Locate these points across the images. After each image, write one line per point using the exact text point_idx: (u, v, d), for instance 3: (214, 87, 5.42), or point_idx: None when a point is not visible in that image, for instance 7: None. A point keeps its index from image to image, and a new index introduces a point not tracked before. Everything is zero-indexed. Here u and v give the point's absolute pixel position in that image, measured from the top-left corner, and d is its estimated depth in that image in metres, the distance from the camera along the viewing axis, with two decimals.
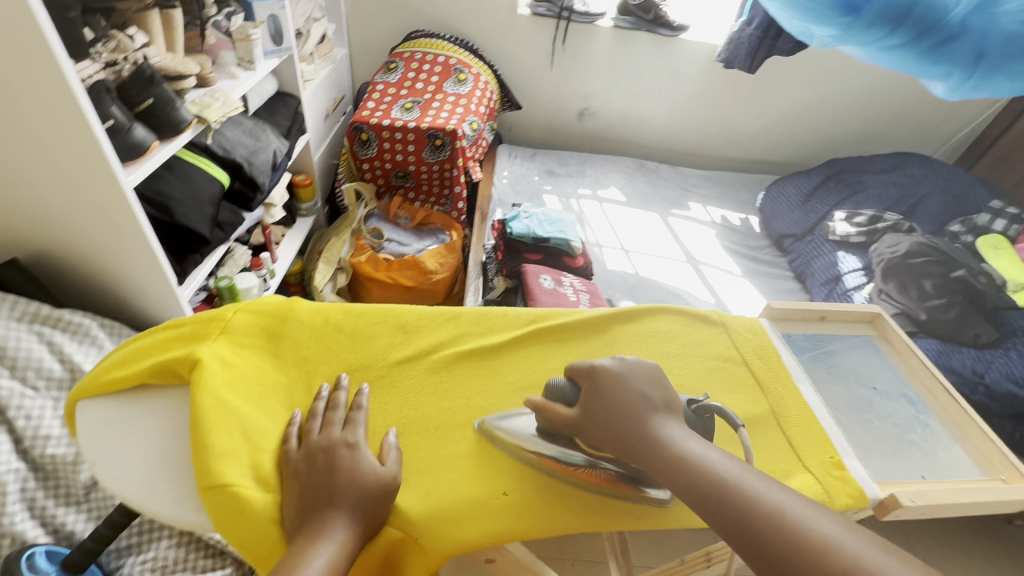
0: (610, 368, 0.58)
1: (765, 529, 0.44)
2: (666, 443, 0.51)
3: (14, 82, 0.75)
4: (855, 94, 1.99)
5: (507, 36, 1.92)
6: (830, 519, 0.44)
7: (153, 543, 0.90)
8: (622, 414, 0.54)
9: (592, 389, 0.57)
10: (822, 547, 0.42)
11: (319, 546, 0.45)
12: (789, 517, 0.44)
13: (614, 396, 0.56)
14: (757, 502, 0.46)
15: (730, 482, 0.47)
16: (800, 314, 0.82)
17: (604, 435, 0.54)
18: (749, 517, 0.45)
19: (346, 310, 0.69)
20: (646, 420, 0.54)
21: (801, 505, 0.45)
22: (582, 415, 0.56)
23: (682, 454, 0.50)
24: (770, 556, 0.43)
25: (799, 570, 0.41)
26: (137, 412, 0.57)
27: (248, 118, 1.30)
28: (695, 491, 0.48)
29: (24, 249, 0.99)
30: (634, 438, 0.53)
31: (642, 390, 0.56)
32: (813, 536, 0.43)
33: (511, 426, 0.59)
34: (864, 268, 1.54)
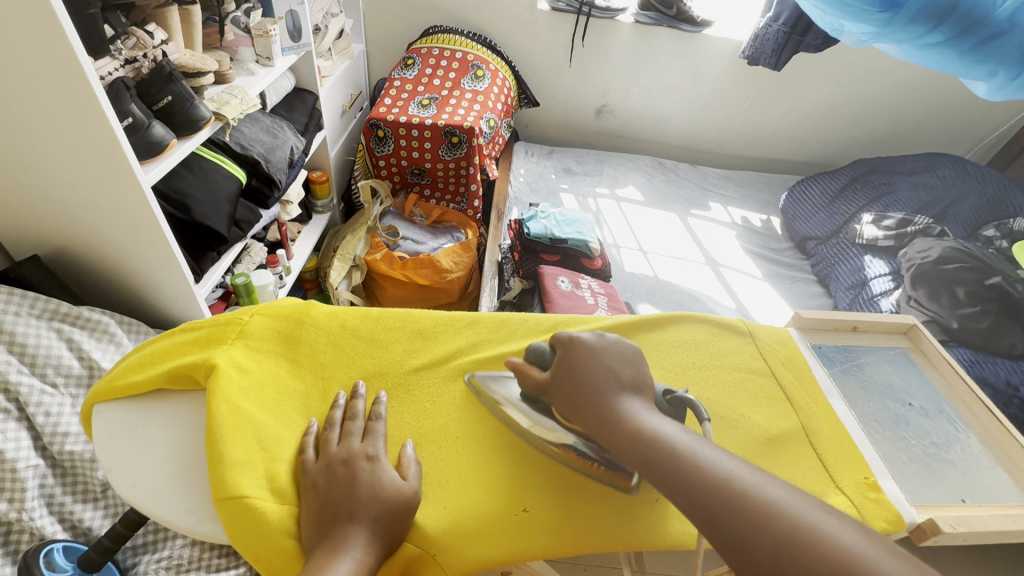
0: (587, 340, 0.58)
1: (714, 494, 0.43)
2: (623, 418, 0.51)
3: (36, 80, 0.75)
4: (884, 92, 1.93)
5: (526, 31, 1.89)
6: (779, 484, 0.43)
7: (168, 542, 0.91)
8: (585, 382, 0.55)
9: (564, 358, 0.58)
10: (771, 509, 0.40)
11: (338, 561, 0.44)
12: (738, 482, 0.43)
13: (582, 364, 0.56)
14: (706, 468, 0.44)
15: (680, 450, 0.46)
16: (831, 324, 0.78)
17: (569, 403, 0.55)
18: (697, 482, 0.44)
19: (363, 314, 0.68)
20: (608, 397, 0.53)
21: (751, 471, 0.44)
22: (551, 380, 0.57)
23: (636, 426, 0.50)
24: (717, 519, 0.42)
25: (742, 533, 0.40)
26: (153, 418, 0.57)
27: (265, 115, 1.29)
28: (645, 459, 0.47)
29: (45, 247, 1.00)
30: (594, 415, 0.52)
31: (612, 366, 0.56)
32: (759, 500, 0.41)
33: (500, 388, 0.62)
34: (892, 273, 1.48)
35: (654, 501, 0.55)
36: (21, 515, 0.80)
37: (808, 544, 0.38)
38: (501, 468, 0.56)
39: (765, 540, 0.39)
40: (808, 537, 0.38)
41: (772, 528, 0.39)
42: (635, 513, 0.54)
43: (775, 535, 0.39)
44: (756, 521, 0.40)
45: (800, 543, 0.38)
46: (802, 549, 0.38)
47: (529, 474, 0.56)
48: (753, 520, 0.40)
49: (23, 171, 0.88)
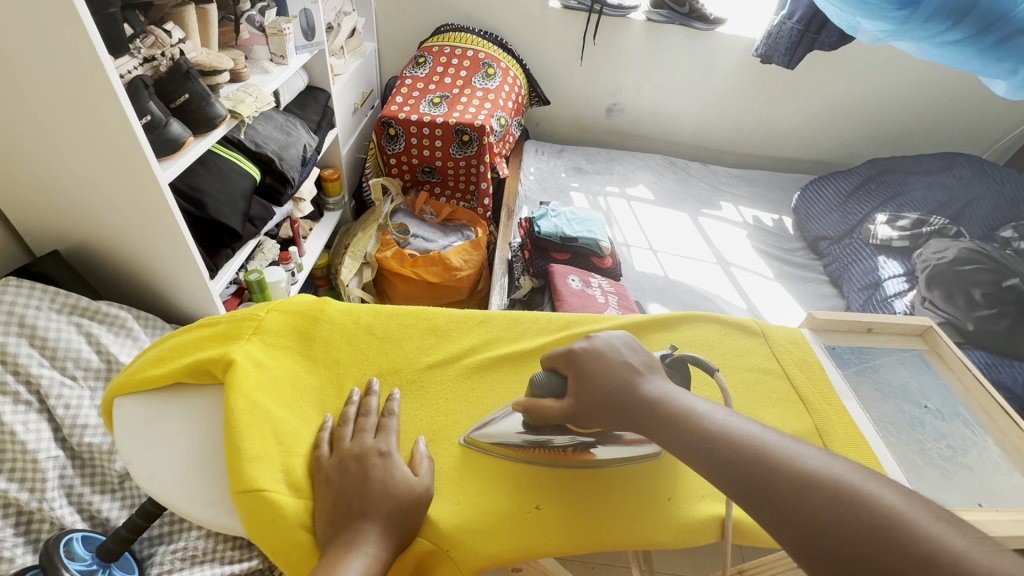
0: (588, 348, 0.57)
1: (753, 465, 0.43)
2: (654, 401, 0.51)
3: (58, 77, 0.76)
4: (900, 90, 1.91)
5: (537, 29, 1.88)
6: (815, 451, 0.43)
7: (183, 534, 0.93)
8: (606, 379, 0.54)
9: (579, 372, 0.56)
10: (809, 476, 0.41)
11: (352, 558, 0.45)
12: (775, 453, 0.43)
13: (600, 374, 0.55)
14: (742, 442, 0.45)
15: (715, 427, 0.47)
16: (845, 325, 0.78)
17: (602, 411, 0.53)
18: (733, 456, 0.44)
19: (376, 312, 0.69)
20: (635, 384, 0.53)
21: (787, 441, 0.44)
22: (575, 403, 0.54)
23: (669, 408, 0.50)
24: (754, 489, 0.42)
25: (784, 501, 0.40)
26: (171, 411, 0.58)
27: (279, 113, 1.31)
28: (679, 439, 0.48)
29: (66, 242, 1.02)
30: (623, 402, 0.52)
31: (624, 359, 0.56)
32: (795, 467, 0.42)
33: (498, 430, 0.58)
34: (907, 274, 1.46)
35: (666, 501, 0.55)
36: (42, 505, 0.82)
37: (847, 505, 0.38)
38: (512, 469, 0.56)
39: (804, 506, 0.39)
40: (846, 499, 0.38)
41: (809, 492, 0.40)
42: (646, 513, 0.54)
43: (815, 499, 0.39)
44: (792, 487, 0.40)
45: (841, 507, 0.38)
46: (841, 511, 0.38)
47: (541, 472, 0.56)
48: (790, 488, 0.40)
49: (45, 168, 0.89)
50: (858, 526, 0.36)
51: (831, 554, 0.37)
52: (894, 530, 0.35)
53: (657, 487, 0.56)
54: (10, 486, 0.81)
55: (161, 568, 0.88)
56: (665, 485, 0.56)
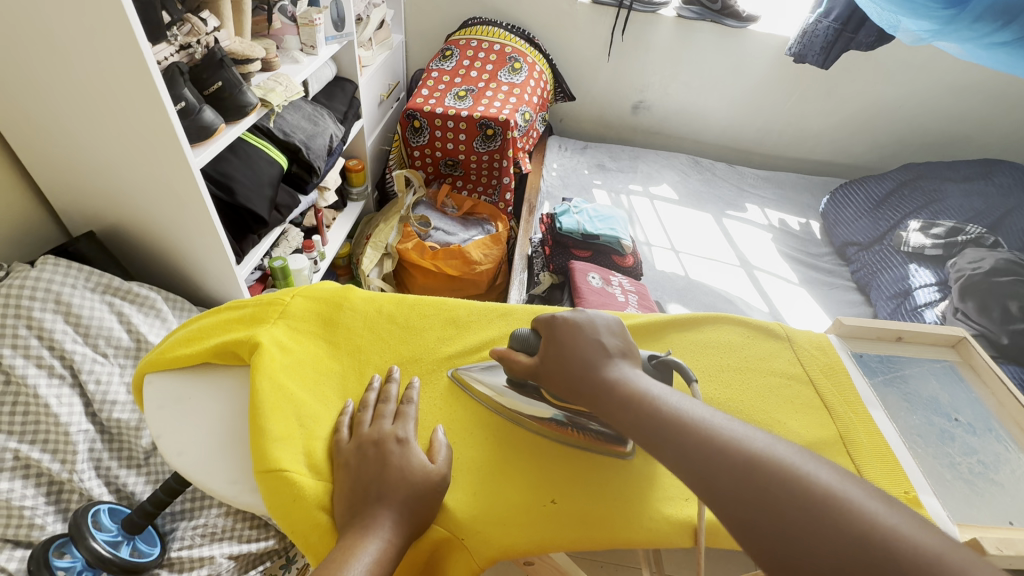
0: (570, 319, 0.58)
1: (699, 448, 0.44)
2: (616, 383, 0.52)
3: (102, 64, 0.79)
4: (939, 95, 1.84)
5: (566, 24, 1.87)
6: (756, 431, 0.45)
7: (204, 510, 0.95)
8: (575, 357, 0.55)
9: (550, 341, 0.58)
10: (752, 458, 0.42)
11: (366, 543, 0.45)
12: (723, 436, 0.44)
13: (571, 345, 0.56)
14: (692, 426, 0.46)
15: (667, 410, 0.48)
16: (874, 333, 0.76)
17: (562, 380, 0.55)
18: (685, 442, 0.45)
19: (399, 301, 0.69)
20: (599, 365, 0.54)
21: (735, 424, 0.45)
22: (539, 364, 0.57)
23: (627, 389, 0.51)
24: (703, 474, 0.43)
25: (725, 482, 0.42)
26: (199, 391, 0.59)
27: (307, 103, 1.32)
28: (634, 421, 0.49)
29: (101, 224, 1.05)
30: (587, 382, 0.53)
31: (598, 338, 0.56)
32: (740, 449, 0.43)
33: (485, 378, 0.62)
34: (938, 283, 1.41)
35: (683, 501, 0.54)
36: (72, 476, 0.85)
37: (789, 488, 0.39)
38: (527, 461, 0.56)
39: (746, 490, 0.40)
40: (787, 480, 0.40)
41: (752, 476, 0.41)
42: (668, 516, 0.53)
43: (757, 483, 0.40)
44: (736, 472, 0.42)
45: (780, 489, 0.40)
46: (782, 494, 0.39)
47: (559, 465, 0.56)
48: (733, 471, 0.42)
49: (84, 152, 0.92)
50: (793, 508, 0.38)
51: (771, 535, 0.38)
52: (829, 508, 0.38)
53: (675, 488, 0.55)
54: (43, 456, 0.85)
55: (183, 543, 0.91)
56: (684, 486, 0.55)
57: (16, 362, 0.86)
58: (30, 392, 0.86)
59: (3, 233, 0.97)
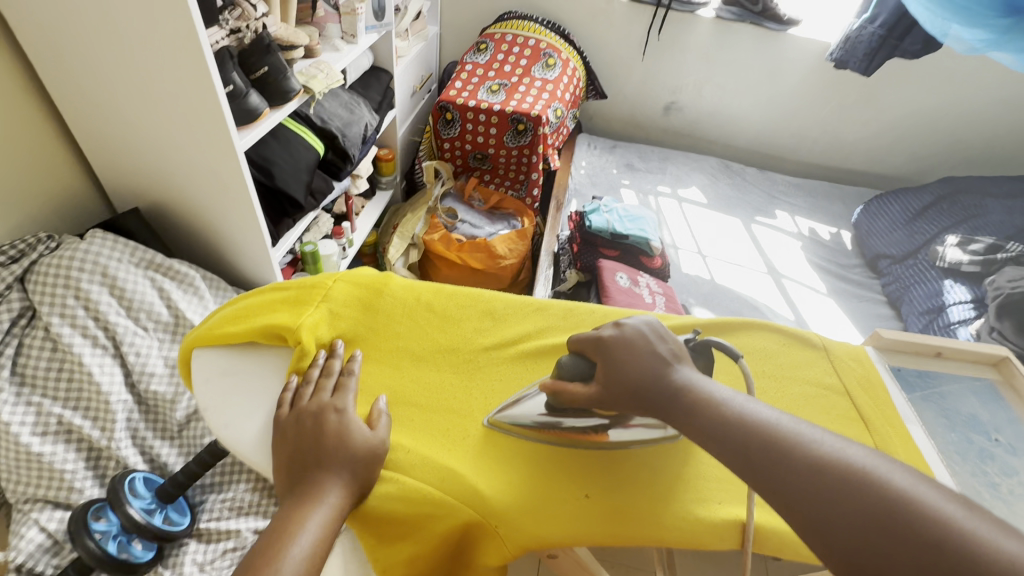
0: (617, 335, 0.56)
1: (768, 451, 0.45)
2: (681, 391, 0.51)
3: (156, 44, 0.81)
4: (985, 107, 1.79)
5: (601, 22, 1.86)
6: (825, 434, 0.45)
7: (233, 484, 0.98)
8: (632, 375, 0.53)
9: (608, 361, 0.55)
10: (822, 462, 0.43)
11: (314, 511, 0.47)
12: (792, 439, 0.45)
13: (629, 363, 0.54)
14: (761, 429, 0.46)
15: (733, 415, 0.48)
16: (912, 347, 0.74)
17: (627, 400, 0.53)
18: (750, 445, 0.46)
19: (436, 290, 0.70)
20: (661, 377, 0.53)
21: (803, 426, 0.46)
22: (603, 391, 0.54)
23: (693, 396, 0.51)
24: (771, 475, 0.44)
25: (798, 487, 0.42)
26: (246, 368, 0.62)
27: (344, 91, 1.34)
28: (704, 429, 0.49)
29: (146, 201, 1.08)
30: (652, 395, 0.52)
31: (653, 349, 0.55)
32: (807, 451, 0.44)
33: (518, 409, 0.58)
34: (974, 301, 1.37)
35: (715, 504, 0.54)
36: (110, 444, 0.88)
37: (862, 489, 0.40)
38: (562, 454, 0.56)
39: (819, 492, 0.41)
40: (858, 482, 0.41)
41: (821, 478, 0.42)
42: (700, 517, 0.52)
43: (825, 484, 0.41)
44: (803, 472, 0.42)
45: (852, 489, 0.40)
46: (854, 496, 0.40)
47: (592, 460, 0.56)
48: (800, 473, 0.43)
49: (134, 129, 0.95)
50: (867, 511, 0.39)
51: (846, 537, 0.39)
52: (901, 510, 0.38)
53: (707, 489, 0.55)
54: (84, 423, 0.88)
55: (211, 514, 0.94)
56: (717, 488, 0.55)
57: (64, 331, 0.90)
58: (75, 360, 0.89)
59: (52, 206, 1.00)
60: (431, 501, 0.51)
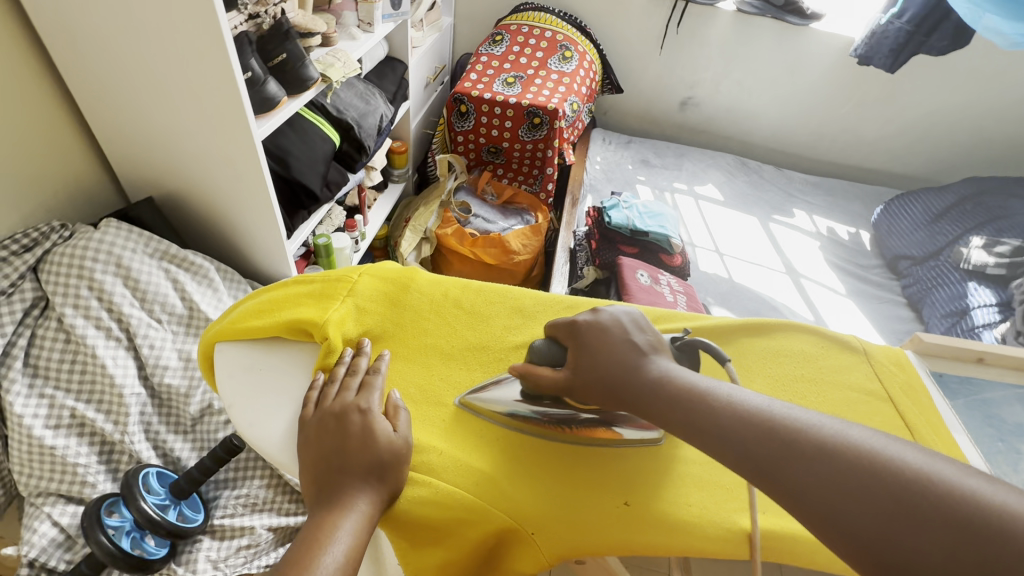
0: (592, 322, 0.55)
1: (765, 441, 0.41)
2: (659, 381, 0.49)
3: (173, 27, 0.78)
4: (1012, 106, 1.74)
5: (619, 14, 1.83)
6: (821, 416, 0.43)
7: (247, 481, 0.96)
8: (608, 364, 0.52)
9: (579, 346, 0.54)
10: (829, 445, 0.40)
11: (344, 518, 0.45)
12: (790, 424, 0.42)
13: (602, 350, 0.53)
14: (754, 418, 0.43)
15: (721, 403, 0.45)
16: (954, 352, 0.71)
17: (599, 391, 0.51)
18: (745, 435, 0.43)
19: (464, 286, 0.67)
20: (638, 368, 0.51)
21: (797, 410, 0.43)
22: (572, 376, 0.53)
23: (675, 385, 0.48)
24: (774, 470, 0.40)
25: (806, 477, 0.39)
26: (271, 364, 0.60)
27: (360, 81, 1.31)
28: (687, 422, 0.46)
29: (159, 190, 1.06)
30: (628, 388, 0.50)
31: (629, 337, 0.53)
32: (809, 437, 0.41)
33: (492, 395, 0.57)
34: (1000, 304, 1.33)
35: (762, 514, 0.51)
36: (123, 438, 0.87)
37: (875, 470, 0.37)
38: (593, 458, 0.54)
39: (829, 479, 0.38)
40: (869, 463, 0.38)
41: (829, 466, 0.38)
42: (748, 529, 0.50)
43: (835, 472, 0.38)
44: (810, 462, 0.39)
45: (865, 471, 0.37)
46: (867, 479, 0.37)
47: (633, 465, 0.53)
48: (807, 461, 0.39)
49: (149, 116, 0.92)
50: (884, 493, 0.36)
51: (865, 526, 0.36)
52: (919, 488, 0.36)
53: (753, 499, 0.52)
54: (97, 416, 0.87)
55: (226, 511, 0.93)
56: (764, 497, 0.52)
57: (76, 322, 0.88)
58: (88, 352, 0.87)
59: (65, 194, 0.98)
60: (466, 507, 0.49)
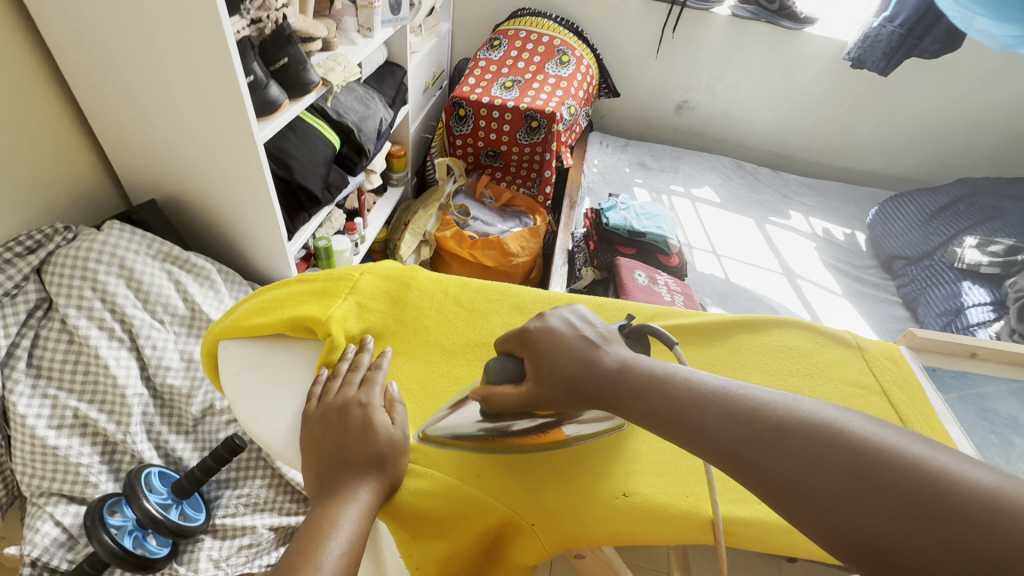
0: (541, 327, 0.54)
1: (724, 423, 0.42)
2: (618, 371, 0.49)
3: (177, 32, 0.79)
4: (1004, 107, 1.76)
5: (615, 19, 1.85)
6: (774, 391, 0.43)
7: (248, 480, 0.96)
8: (565, 365, 0.51)
9: (533, 356, 0.53)
10: (784, 421, 0.40)
11: (346, 506, 0.45)
12: (746, 404, 0.42)
13: (556, 354, 0.52)
14: (712, 400, 0.43)
15: (680, 386, 0.46)
16: (949, 347, 0.72)
17: (565, 397, 0.50)
18: (704, 419, 0.43)
19: (464, 285, 0.68)
20: (596, 359, 0.51)
21: (752, 388, 0.44)
22: (534, 388, 0.51)
23: (634, 372, 0.48)
24: (736, 453, 0.40)
25: (766, 455, 0.39)
26: (274, 361, 0.61)
27: (360, 85, 1.32)
28: (648, 409, 0.46)
29: (162, 193, 1.07)
30: (589, 381, 0.50)
31: (580, 334, 0.53)
32: (766, 416, 0.41)
33: (450, 422, 0.55)
34: (994, 302, 1.34)
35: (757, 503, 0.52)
36: (126, 437, 0.87)
37: (829, 442, 0.38)
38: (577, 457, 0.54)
39: (787, 456, 0.38)
40: (823, 436, 0.38)
41: (786, 443, 0.39)
42: (746, 518, 0.50)
43: (793, 449, 0.38)
44: (768, 441, 0.39)
45: (819, 443, 0.38)
46: (822, 451, 0.37)
47: (634, 457, 0.54)
48: (766, 439, 0.39)
49: (150, 120, 0.94)
50: (839, 462, 0.36)
51: (824, 499, 0.36)
52: (872, 454, 0.36)
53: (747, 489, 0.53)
54: (100, 416, 0.87)
55: (227, 510, 0.93)
56: None
57: (80, 323, 0.89)
58: (92, 353, 0.88)
59: (68, 197, 0.99)
60: (466, 499, 0.50)
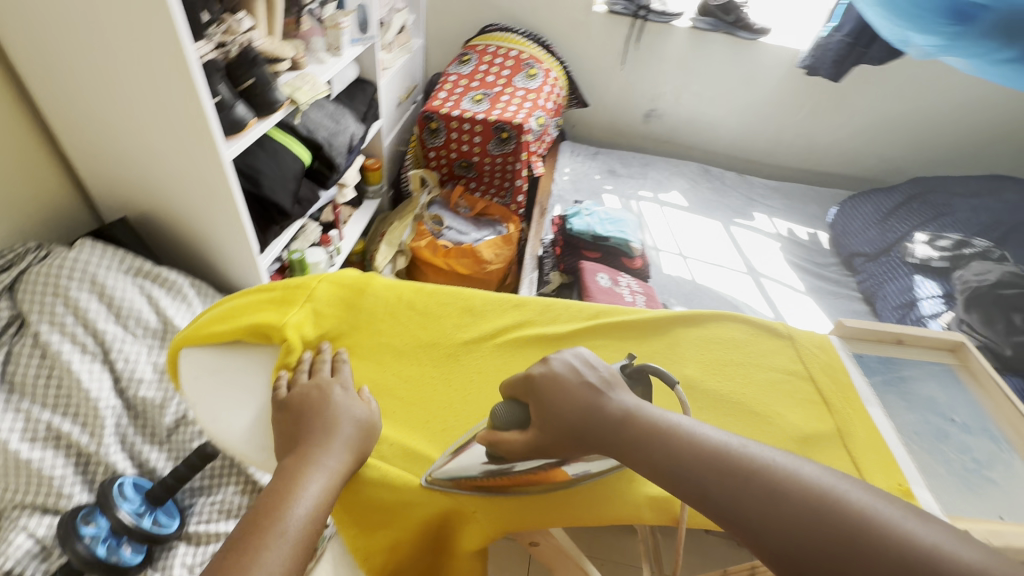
0: (547, 373, 0.53)
1: (724, 482, 0.43)
2: (623, 420, 0.49)
3: (141, 58, 0.83)
4: (954, 109, 1.84)
5: (581, 33, 1.92)
6: (776, 451, 0.45)
7: (221, 487, 0.99)
8: (571, 414, 0.50)
9: (538, 403, 0.52)
10: (782, 485, 0.41)
11: (320, 469, 0.49)
12: (747, 464, 0.43)
13: (561, 403, 0.51)
14: (713, 457, 0.44)
15: (685, 439, 0.46)
16: (874, 335, 0.78)
17: (571, 444, 0.50)
18: (706, 475, 0.44)
19: (418, 289, 0.73)
20: (601, 408, 0.50)
21: (755, 447, 0.45)
22: (540, 436, 0.51)
23: (639, 423, 0.48)
24: (733, 511, 0.42)
25: (763, 517, 0.41)
26: (234, 366, 0.64)
27: (330, 102, 1.37)
28: (651, 460, 0.47)
29: (135, 211, 1.10)
30: (594, 429, 0.50)
31: (584, 379, 0.52)
32: (765, 478, 0.42)
33: (456, 466, 0.54)
34: (945, 295, 1.40)
35: None
36: (98, 449, 0.90)
37: (823, 510, 0.39)
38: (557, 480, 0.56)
39: (783, 521, 0.40)
40: (820, 504, 0.40)
41: (783, 508, 0.40)
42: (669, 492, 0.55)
43: (788, 514, 0.40)
44: (765, 504, 0.41)
45: (816, 511, 0.39)
46: (816, 519, 0.39)
47: None
48: (763, 502, 0.41)
49: (119, 141, 0.97)
50: (833, 533, 0.38)
51: (814, 564, 0.38)
52: (864, 526, 0.38)
53: None
54: (72, 428, 0.90)
55: (200, 517, 0.95)
56: None
57: (53, 339, 0.91)
58: (64, 366, 0.90)
59: (41, 216, 1.02)
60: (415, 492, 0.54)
